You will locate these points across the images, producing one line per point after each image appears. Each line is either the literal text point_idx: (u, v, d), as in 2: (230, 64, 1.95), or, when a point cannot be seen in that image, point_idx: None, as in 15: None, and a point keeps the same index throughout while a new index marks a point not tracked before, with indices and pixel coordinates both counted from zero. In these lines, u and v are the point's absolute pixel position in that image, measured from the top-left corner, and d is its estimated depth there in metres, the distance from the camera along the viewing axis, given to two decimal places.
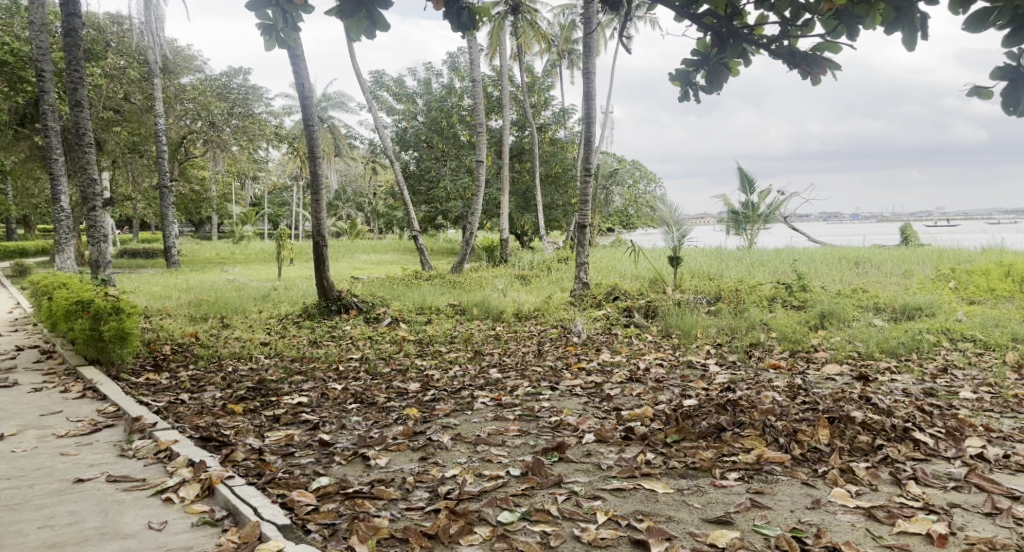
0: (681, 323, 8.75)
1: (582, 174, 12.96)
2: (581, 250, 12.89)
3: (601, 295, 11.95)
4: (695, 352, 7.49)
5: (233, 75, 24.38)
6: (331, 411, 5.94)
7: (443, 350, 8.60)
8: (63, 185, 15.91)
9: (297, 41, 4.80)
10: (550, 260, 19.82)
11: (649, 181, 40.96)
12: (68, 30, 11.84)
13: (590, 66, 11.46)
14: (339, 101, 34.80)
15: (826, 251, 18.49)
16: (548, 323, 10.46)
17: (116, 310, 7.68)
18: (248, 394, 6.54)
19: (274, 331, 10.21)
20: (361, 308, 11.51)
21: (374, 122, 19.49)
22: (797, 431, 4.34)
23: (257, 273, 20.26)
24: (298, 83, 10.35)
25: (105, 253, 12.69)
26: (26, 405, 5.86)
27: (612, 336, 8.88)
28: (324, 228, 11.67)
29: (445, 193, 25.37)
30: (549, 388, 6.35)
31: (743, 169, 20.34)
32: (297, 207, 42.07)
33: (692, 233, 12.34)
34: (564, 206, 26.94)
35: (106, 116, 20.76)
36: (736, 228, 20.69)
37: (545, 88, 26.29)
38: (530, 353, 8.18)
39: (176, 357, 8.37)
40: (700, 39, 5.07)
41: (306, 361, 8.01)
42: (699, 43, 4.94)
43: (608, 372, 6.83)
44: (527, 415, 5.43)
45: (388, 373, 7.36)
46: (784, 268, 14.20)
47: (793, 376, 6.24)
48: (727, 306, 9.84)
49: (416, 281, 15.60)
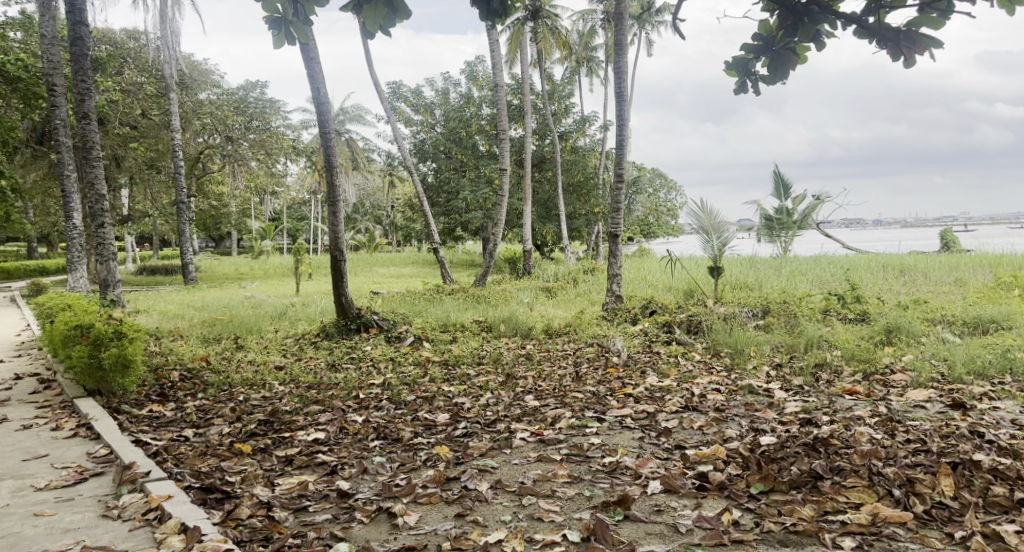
0: (732, 341, 7.95)
1: (614, 182, 12.22)
2: (613, 261, 12.14)
3: (636, 308, 11.17)
4: (753, 375, 6.69)
5: (250, 88, 24.06)
6: (351, 450, 5.26)
7: (471, 373, 7.85)
8: (77, 203, 15.35)
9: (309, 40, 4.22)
10: (575, 271, 19.06)
11: (670, 189, 40.21)
12: (74, 40, 11.33)
13: (621, 64, 10.74)
14: (357, 114, 34.47)
15: (867, 258, 17.63)
16: (582, 340, 9.71)
17: (117, 335, 7.08)
18: (258, 429, 5.86)
19: (289, 353, 9.53)
20: (382, 326, 10.83)
21: (393, 134, 18.91)
22: (913, 481, 3.58)
23: (277, 289, 19.65)
24: (314, 88, 9.78)
25: (114, 271, 12.07)
26: (11, 448, 5.24)
27: (656, 355, 8.10)
28: (343, 243, 11.03)
29: (465, 204, 24.72)
30: (595, 419, 5.61)
31: (778, 173, 19.52)
32: (315, 221, 41.75)
33: (733, 241, 11.53)
34: (587, 215, 26.27)
35: (123, 132, 20.33)
36: (769, 236, 19.85)
37: (565, 96, 25.70)
38: (568, 376, 7.41)
39: (185, 385, 7.72)
40: (763, 21, 4.50)
41: (324, 388, 7.31)
42: (763, 25, 4.41)
43: (660, 399, 6.05)
44: (575, 455, 4.70)
45: (413, 401, 6.64)
46: (828, 277, 13.37)
47: (875, 404, 5.45)
48: (778, 321, 9.05)
49: (438, 296, 14.90)
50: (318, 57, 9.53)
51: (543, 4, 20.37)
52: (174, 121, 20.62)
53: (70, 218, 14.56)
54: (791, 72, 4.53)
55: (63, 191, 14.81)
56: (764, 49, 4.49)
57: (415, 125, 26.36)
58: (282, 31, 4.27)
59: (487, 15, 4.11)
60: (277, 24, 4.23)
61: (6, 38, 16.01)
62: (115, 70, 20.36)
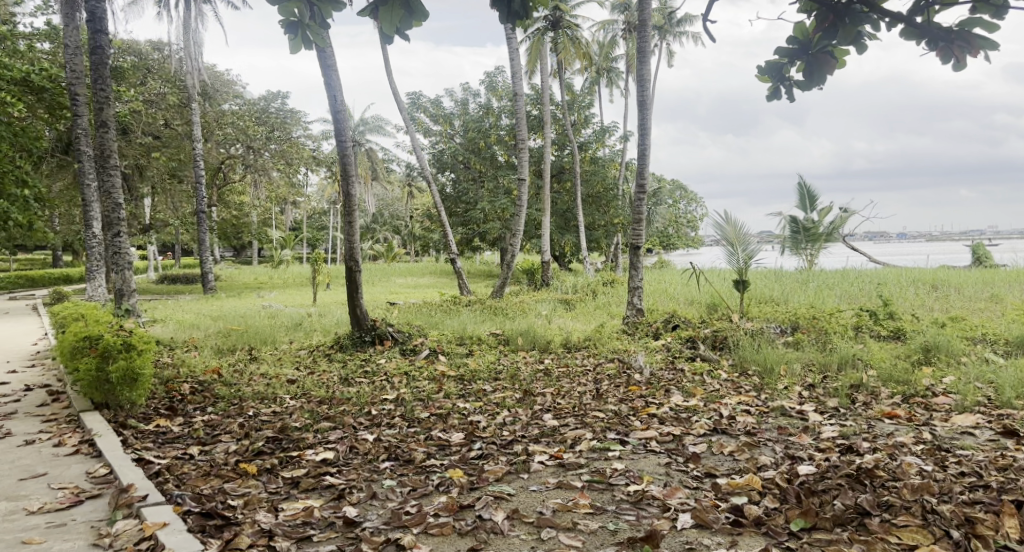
0: (760, 358, 7.60)
1: (636, 193, 11.90)
2: (634, 273, 11.82)
3: (658, 322, 10.84)
4: (785, 396, 6.34)
5: (271, 99, 24.10)
6: (361, 473, 5.00)
7: (488, 389, 7.57)
8: (97, 212, 15.31)
9: (323, 44, 4.01)
10: (594, 283, 18.73)
11: (689, 201, 39.80)
12: (94, 48, 11.27)
13: (645, 73, 10.48)
14: (377, 125, 34.49)
15: (895, 273, 17.17)
16: (602, 355, 9.40)
17: (126, 348, 6.90)
18: (266, 447, 5.63)
19: (303, 366, 9.31)
20: (397, 339, 10.59)
21: (412, 144, 18.76)
22: (973, 521, 3.27)
23: (294, 299, 19.52)
24: (330, 96, 9.63)
25: (129, 281, 11.89)
26: (9, 465, 5.06)
27: (680, 373, 7.76)
28: (358, 253, 10.82)
29: (483, 214, 24.51)
30: (617, 441, 5.31)
31: (804, 185, 19.12)
32: (334, 231, 41.80)
33: (759, 254, 11.16)
34: (606, 225, 25.92)
35: (146, 143, 20.33)
36: (794, 248, 19.43)
37: (585, 106, 25.50)
38: (588, 393, 7.10)
39: (194, 399, 7.51)
40: (800, 22, 4.19)
41: (336, 403, 7.06)
42: (799, 26, 4.12)
43: (686, 420, 5.73)
44: (598, 481, 4.40)
45: (426, 419, 6.38)
46: (857, 292, 12.93)
47: (919, 430, 5.10)
48: (808, 338, 8.69)
49: (455, 307, 14.64)
50: (336, 64, 9.37)
51: (564, 14, 20.20)
52: (196, 131, 20.62)
53: (90, 227, 14.52)
54: (827, 76, 4.22)
55: (84, 200, 14.79)
56: (799, 52, 4.19)
57: (434, 135, 26.28)
58: (298, 35, 4.07)
59: (508, 17, 3.88)
60: (293, 28, 4.03)
61: (32, 49, 16.08)
62: (137, 81, 20.43)
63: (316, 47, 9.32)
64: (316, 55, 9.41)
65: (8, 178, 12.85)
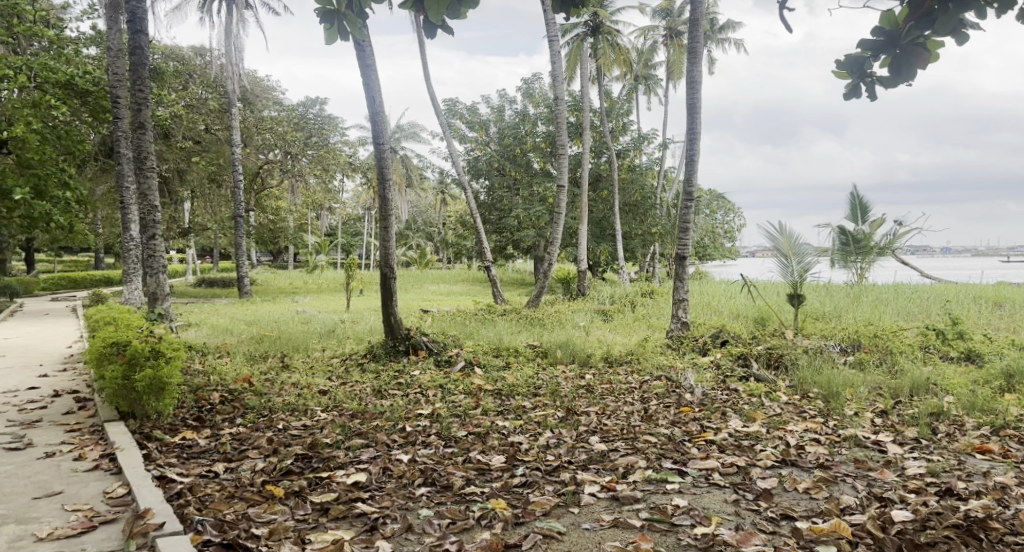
0: (823, 380, 7.04)
1: (683, 200, 11.34)
2: (680, 284, 11.25)
3: (705, 337, 10.28)
4: (857, 423, 5.80)
5: (310, 104, 23.99)
6: (395, 499, 4.61)
7: (527, 406, 7.11)
8: (134, 214, 15.21)
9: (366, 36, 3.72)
10: (632, 294, 18.16)
11: (726, 211, 39.05)
12: (134, 48, 11.13)
13: (694, 76, 9.98)
14: (412, 132, 34.44)
15: (954, 289, 16.29)
16: (646, 372, 8.89)
17: (154, 354, 6.63)
18: (294, 466, 5.26)
19: (335, 376, 8.97)
20: (431, 349, 10.20)
21: (449, 149, 18.47)
22: None
23: (328, 305, 19.33)
24: (369, 97, 9.34)
25: (163, 284, 11.67)
26: (25, 482, 4.78)
27: (735, 394, 7.21)
28: (393, 260, 10.46)
29: (518, 221, 24.05)
30: (675, 472, 4.82)
31: (856, 196, 18.37)
32: (369, 237, 41.87)
33: (816, 267, 10.53)
34: (644, 234, 25.32)
35: (186, 146, 20.35)
36: (844, 261, 18.66)
37: (624, 113, 25.06)
38: (636, 414, 6.61)
39: (223, 408, 7.19)
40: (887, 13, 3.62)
41: (368, 418, 6.67)
42: (886, 16, 3.59)
43: (749, 449, 5.22)
44: (659, 520, 3.95)
45: (464, 438, 5.95)
46: (918, 309, 12.20)
47: (1018, 469, 4.56)
48: (873, 359, 8.09)
49: (490, 316, 14.19)
50: (375, 62, 9.07)
51: (604, 19, 19.87)
52: (235, 135, 20.56)
53: (127, 230, 14.42)
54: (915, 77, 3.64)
55: (121, 202, 14.68)
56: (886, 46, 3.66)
57: (469, 141, 26.03)
58: (335, 25, 3.75)
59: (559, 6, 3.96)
60: (330, 17, 3.70)
61: (80, 54, 16.17)
62: (180, 86, 20.56)
63: (356, 46, 9.02)
64: (356, 54, 9.12)
65: (52, 180, 12.78)
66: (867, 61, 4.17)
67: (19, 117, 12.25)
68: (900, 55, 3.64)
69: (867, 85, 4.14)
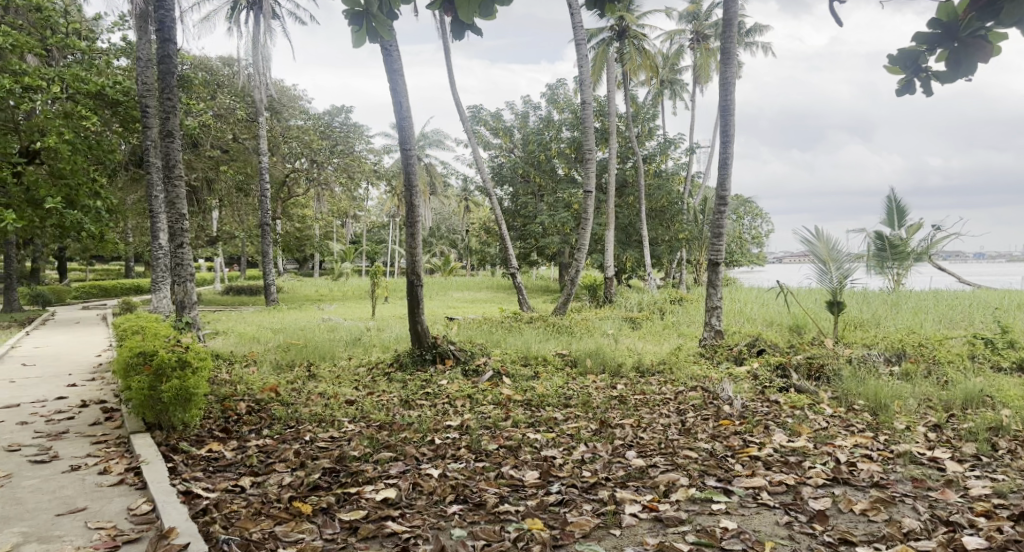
0: (869, 391, 6.72)
1: (715, 206, 11.05)
2: (713, 292, 10.95)
3: (740, 345, 9.96)
4: (909, 439, 5.51)
5: (335, 113, 24.07)
6: (426, 518, 4.43)
7: (559, 418, 6.88)
8: (163, 223, 15.24)
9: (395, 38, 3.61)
10: (661, 301, 17.85)
11: (753, 216, 38.48)
12: (162, 57, 11.11)
13: (727, 77, 9.71)
14: (437, 139, 34.46)
15: (997, 295, 15.76)
16: (680, 382, 8.63)
17: (180, 365, 6.53)
18: (322, 480, 5.10)
19: (362, 385, 8.81)
20: (458, 358, 10.02)
21: (474, 156, 18.34)
22: None
23: (354, 312, 19.28)
24: (396, 102, 9.21)
25: (190, 292, 11.63)
26: (49, 497, 4.70)
27: (776, 406, 6.92)
28: (420, 267, 10.30)
29: (543, 228, 23.84)
30: (720, 490, 4.58)
31: (892, 200, 17.90)
32: (393, 244, 41.93)
33: (855, 273, 10.18)
34: (671, 240, 24.96)
35: (214, 155, 20.49)
36: (879, 266, 18.20)
37: (650, 118, 24.79)
38: (674, 426, 6.36)
39: (250, 419, 7.07)
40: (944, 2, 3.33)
41: (396, 429, 6.49)
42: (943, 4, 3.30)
43: (797, 466, 4.97)
44: (709, 545, 3.86)
45: (495, 452, 5.74)
46: (962, 317, 11.75)
47: None
48: (920, 370, 7.75)
49: (517, 324, 13.99)
50: (402, 68, 8.95)
51: (630, 23, 19.71)
52: (262, 145, 20.65)
53: (156, 238, 14.46)
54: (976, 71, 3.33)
55: (151, 211, 14.73)
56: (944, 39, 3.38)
57: (494, 148, 25.92)
58: (364, 26, 3.60)
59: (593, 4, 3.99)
60: (359, 19, 3.56)
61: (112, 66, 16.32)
62: (209, 96, 20.70)
63: (382, 52, 8.91)
64: (383, 59, 9.01)
65: (83, 190, 12.82)
66: (921, 54, 3.88)
67: (51, 128, 12.31)
68: (959, 49, 3.35)
69: (922, 81, 3.84)
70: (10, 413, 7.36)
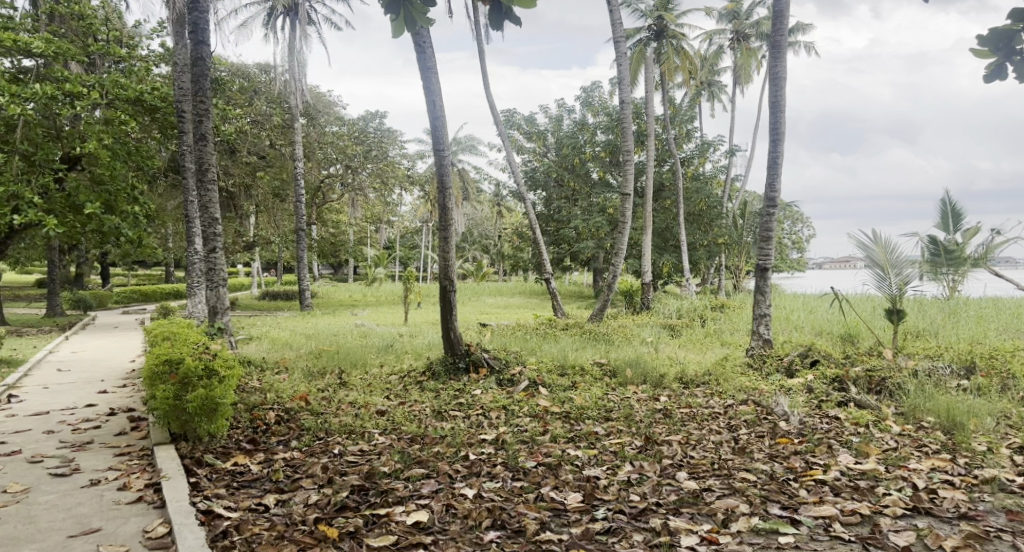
0: (940, 406, 6.19)
1: (764, 208, 10.51)
2: (761, 299, 10.41)
3: (792, 355, 9.40)
4: (994, 462, 5.00)
5: (370, 118, 24.05)
6: (461, 547, 4.11)
7: (601, 432, 6.46)
8: (198, 228, 15.17)
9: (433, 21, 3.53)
10: (701, 308, 17.24)
11: (794, 220, 37.51)
12: (196, 58, 10.78)
13: (777, 72, 9.20)
14: (470, 144, 34.27)
15: None
16: (728, 394, 8.14)
17: (207, 375, 6.26)
18: (350, 499, 4.76)
19: (393, 395, 8.49)
20: (493, 366, 9.64)
21: (508, 161, 18.00)
22: None
23: (387, 318, 19.04)
24: (430, 103, 8.91)
25: (223, 298, 11.42)
26: (63, 515, 4.49)
27: (837, 423, 6.41)
28: (453, 272, 9.97)
29: (577, 232, 23.36)
30: (787, 521, 4.18)
31: (947, 202, 17.10)
32: (426, 249, 41.88)
33: (916, 280, 9.57)
34: (709, 244, 24.32)
35: (249, 160, 20.50)
36: (933, 273, 17.41)
37: (687, 120, 24.24)
38: (728, 444, 5.88)
39: (279, 429, 6.78)
40: None
41: (428, 443, 6.12)
42: None
43: (869, 493, 4.52)
44: None
45: (534, 470, 5.35)
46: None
47: None
48: (994, 384, 7.19)
49: (552, 331, 13.58)
50: (436, 66, 8.66)
51: (668, 23, 19.26)
52: (297, 150, 20.53)
53: (192, 244, 14.42)
54: None
55: (186, 216, 14.69)
56: None
57: (527, 153, 25.62)
58: (402, 14, 3.53)
59: None
60: (396, 7, 3.48)
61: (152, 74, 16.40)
62: (246, 102, 20.74)
63: (417, 52, 8.64)
64: (416, 58, 8.72)
65: (121, 195, 12.72)
66: (1017, 37, 3.47)
67: (90, 134, 12.26)
68: None
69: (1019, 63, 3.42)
70: (37, 422, 7.18)
